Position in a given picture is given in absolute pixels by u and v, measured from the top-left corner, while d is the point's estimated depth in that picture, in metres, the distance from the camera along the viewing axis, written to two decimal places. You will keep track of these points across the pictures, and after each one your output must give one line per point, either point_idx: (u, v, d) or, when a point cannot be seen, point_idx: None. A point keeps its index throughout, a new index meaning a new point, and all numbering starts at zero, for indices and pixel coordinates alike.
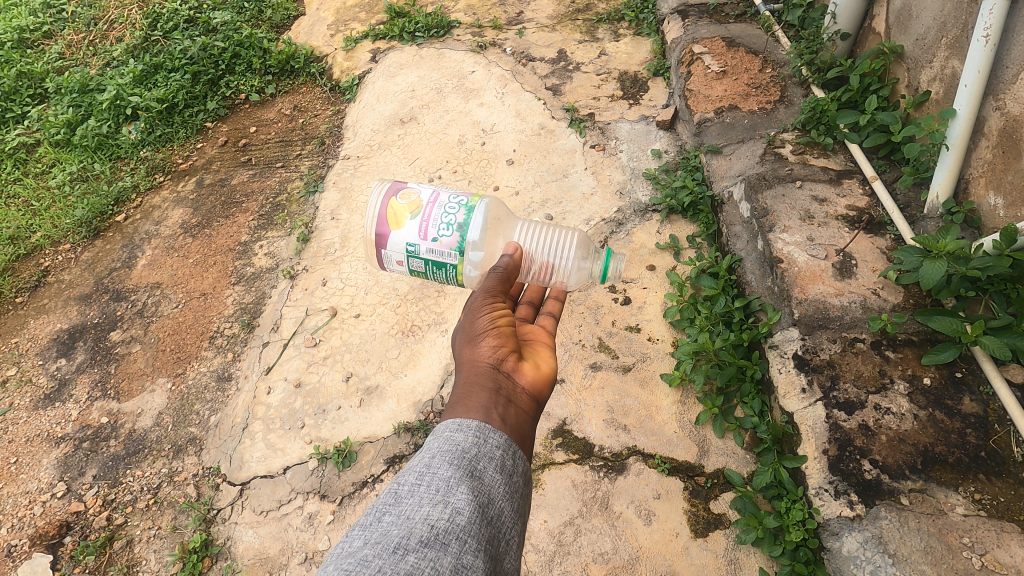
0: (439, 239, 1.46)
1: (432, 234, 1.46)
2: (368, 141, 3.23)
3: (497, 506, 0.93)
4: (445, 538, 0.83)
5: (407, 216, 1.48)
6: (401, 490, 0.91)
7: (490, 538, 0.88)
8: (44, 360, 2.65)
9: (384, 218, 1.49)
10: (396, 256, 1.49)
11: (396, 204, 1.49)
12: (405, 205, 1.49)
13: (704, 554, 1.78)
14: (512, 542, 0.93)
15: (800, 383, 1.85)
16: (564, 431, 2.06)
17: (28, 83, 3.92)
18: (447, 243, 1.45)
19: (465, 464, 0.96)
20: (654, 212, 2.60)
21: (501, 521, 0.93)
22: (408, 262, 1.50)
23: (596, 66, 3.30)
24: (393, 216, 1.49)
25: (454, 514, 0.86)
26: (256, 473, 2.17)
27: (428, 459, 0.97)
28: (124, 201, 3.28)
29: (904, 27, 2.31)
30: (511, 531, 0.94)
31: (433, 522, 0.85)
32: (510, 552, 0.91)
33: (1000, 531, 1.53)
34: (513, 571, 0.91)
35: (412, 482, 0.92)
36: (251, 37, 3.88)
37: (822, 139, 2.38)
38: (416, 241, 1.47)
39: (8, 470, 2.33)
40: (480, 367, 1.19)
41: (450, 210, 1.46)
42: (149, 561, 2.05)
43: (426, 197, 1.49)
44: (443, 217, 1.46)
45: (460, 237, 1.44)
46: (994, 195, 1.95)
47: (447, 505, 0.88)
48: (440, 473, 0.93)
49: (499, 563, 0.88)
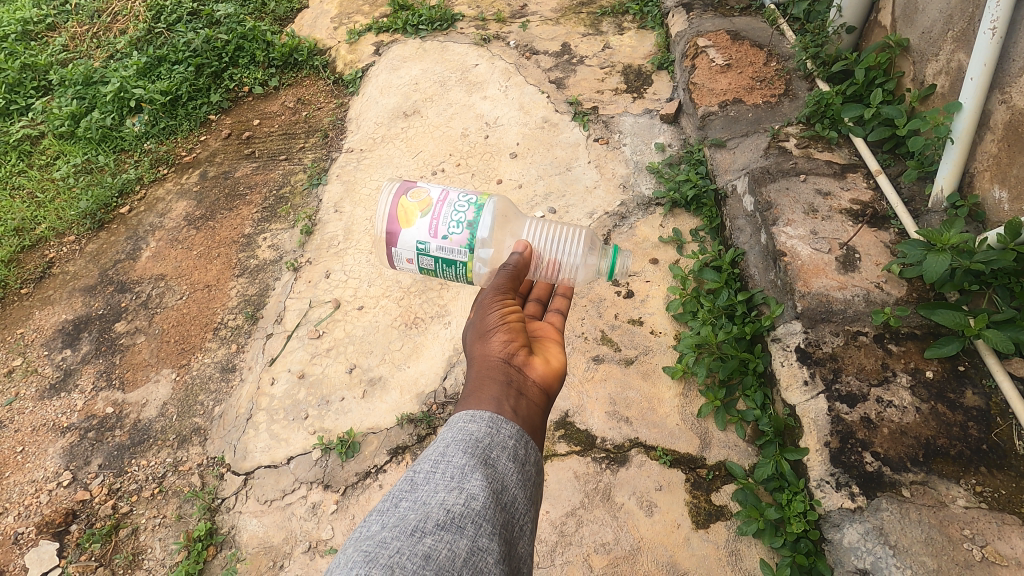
0: (449, 237, 1.46)
1: (442, 232, 1.46)
2: (372, 134, 3.23)
3: (511, 492, 0.94)
4: (461, 522, 0.84)
5: (417, 214, 1.48)
6: (417, 477, 0.92)
7: (504, 522, 0.90)
8: (49, 350, 2.66)
9: (395, 216, 1.49)
10: (406, 254, 1.49)
11: (406, 203, 1.49)
12: (416, 203, 1.49)
13: (705, 545, 1.79)
14: (526, 527, 0.94)
15: (802, 376, 1.86)
16: (567, 423, 2.07)
17: (32, 75, 3.92)
18: (457, 240, 1.46)
19: (479, 452, 0.97)
20: (657, 206, 2.60)
21: (515, 507, 0.94)
22: (418, 260, 1.50)
23: (600, 59, 3.29)
24: (403, 215, 1.48)
25: (469, 499, 0.88)
26: (260, 462, 2.18)
27: (443, 448, 0.97)
28: (128, 193, 3.28)
29: (910, 20, 2.29)
30: (525, 517, 0.95)
31: (449, 506, 0.86)
32: (524, 536, 0.93)
33: (1001, 523, 1.54)
34: (527, 556, 0.92)
35: (427, 470, 0.93)
36: (254, 29, 3.87)
37: (827, 133, 2.37)
38: (426, 239, 1.46)
39: (15, 459, 2.35)
40: (491, 361, 1.20)
41: (460, 209, 1.47)
42: (154, 549, 2.07)
43: (436, 196, 1.49)
44: (453, 215, 1.46)
45: (469, 235, 1.45)
46: (999, 188, 1.95)
47: (463, 490, 0.89)
48: (455, 461, 0.94)
49: (514, 547, 0.89)
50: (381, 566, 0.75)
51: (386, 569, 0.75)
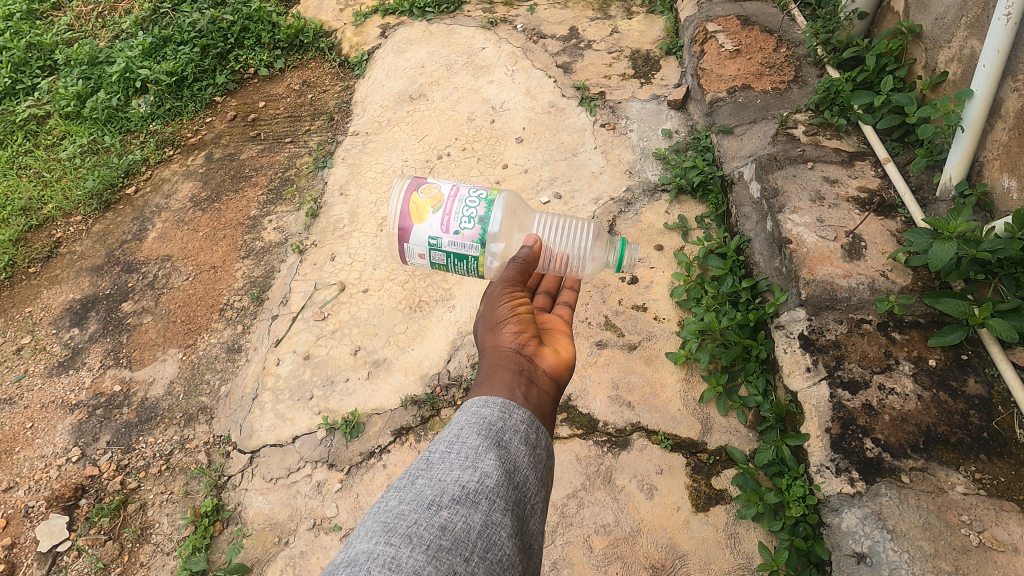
0: (460, 232, 1.46)
1: (453, 227, 1.46)
2: (378, 118, 3.21)
3: (523, 473, 0.95)
4: (475, 497, 0.86)
5: (429, 211, 1.47)
6: (432, 456, 0.94)
7: (517, 500, 0.91)
8: (57, 329, 2.69)
9: (406, 212, 1.49)
10: (418, 249, 1.49)
11: (418, 199, 1.49)
12: (427, 199, 1.48)
13: (704, 528, 1.81)
14: (537, 506, 0.95)
15: (805, 363, 1.87)
16: (570, 407, 2.08)
17: (37, 54, 3.90)
18: (468, 236, 1.46)
19: (493, 435, 0.98)
20: (663, 191, 2.59)
21: (527, 487, 0.95)
22: (429, 256, 1.50)
23: (608, 43, 3.26)
24: (415, 211, 1.48)
25: (483, 477, 0.89)
26: (265, 441, 2.21)
27: (457, 430, 0.99)
28: (135, 173, 3.29)
29: (924, 6, 2.26)
30: (537, 496, 0.96)
31: (464, 483, 0.88)
32: (534, 515, 0.94)
33: (999, 510, 1.55)
34: (539, 536, 0.93)
35: (443, 450, 0.95)
36: (260, 10, 3.83)
37: (836, 120, 2.35)
38: (438, 234, 1.46)
39: (24, 434, 2.38)
40: (503, 352, 1.21)
41: (471, 204, 1.47)
42: (162, 524, 2.10)
43: (446, 191, 1.49)
44: (464, 211, 1.46)
45: (481, 230, 1.45)
46: (1008, 177, 1.93)
47: (477, 469, 0.90)
48: (469, 442, 0.95)
49: (525, 524, 0.91)
50: (399, 535, 0.78)
51: (405, 538, 0.77)
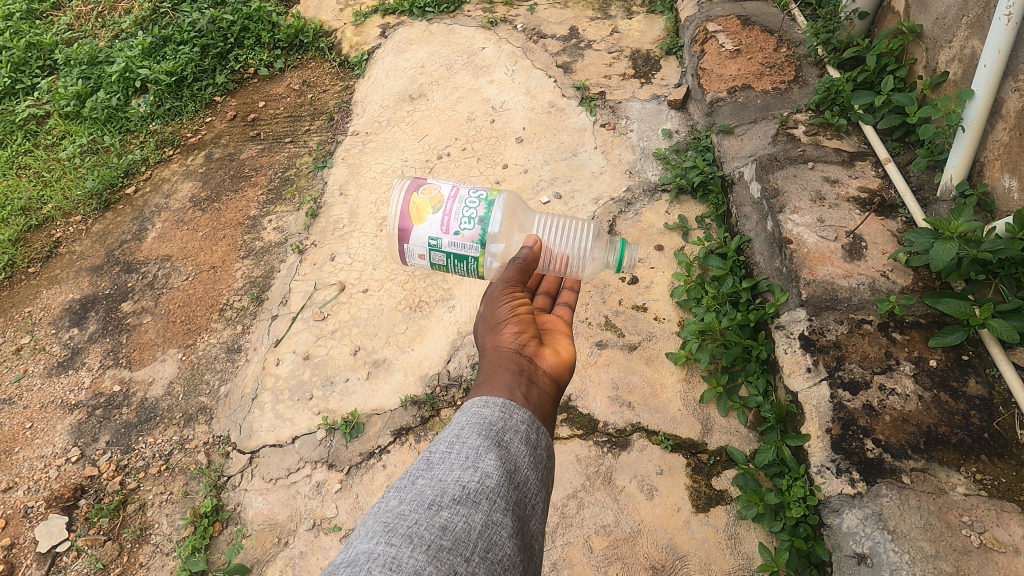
0: (460, 232, 1.46)
1: (453, 228, 1.46)
2: (378, 118, 3.21)
3: (523, 473, 0.95)
4: (476, 497, 0.86)
5: (429, 211, 1.47)
6: (433, 456, 0.94)
7: (517, 500, 0.91)
8: (56, 329, 2.69)
9: (406, 213, 1.49)
10: (418, 250, 1.48)
11: (418, 199, 1.48)
12: (427, 199, 1.48)
13: (704, 528, 1.81)
14: (537, 506, 0.95)
15: (805, 363, 1.86)
16: (570, 407, 2.08)
17: (37, 54, 3.89)
18: (468, 236, 1.45)
19: (493, 435, 0.97)
20: (663, 191, 2.58)
21: (527, 487, 0.94)
22: (429, 256, 1.49)
23: (608, 43, 3.25)
24: (415, 211, 1.48)
25: (483, 477, 0.89)
26: (265, 441, 2.21)
27: (457, 431, 0.98)
28: (135, 173, 3.29)
29: (925, 6, 2.26)
30: (537, 497, 0.96)
31: (464, 483, 0.87)
32: (534, 515, 0.94)
33: (1000, 510, 1.54)
34: (539, 536, 0.93)
35: (443, 450, 0.94)
36: (260, 10, 3.83)
37: (836, 120, 2.35)
38: (438, 235, 1.46)
39: (24, 434, 2.38)
40: (503, 352, 1.21)
41: (470, 204, 1.46)
42: (161, 524, 2.10)
43: (446, 192, 1.49)
44: (464, 211, 1.46)
45: (481, 230, 1.45)
46: (1008, 177, 1.93)
47: (477, 469, 0.90)
48: (469, 442, 0.95)
49: (525, 524, 0.90)
50: (400, 535, 0.77)
51: (405, 538, 0.77)
